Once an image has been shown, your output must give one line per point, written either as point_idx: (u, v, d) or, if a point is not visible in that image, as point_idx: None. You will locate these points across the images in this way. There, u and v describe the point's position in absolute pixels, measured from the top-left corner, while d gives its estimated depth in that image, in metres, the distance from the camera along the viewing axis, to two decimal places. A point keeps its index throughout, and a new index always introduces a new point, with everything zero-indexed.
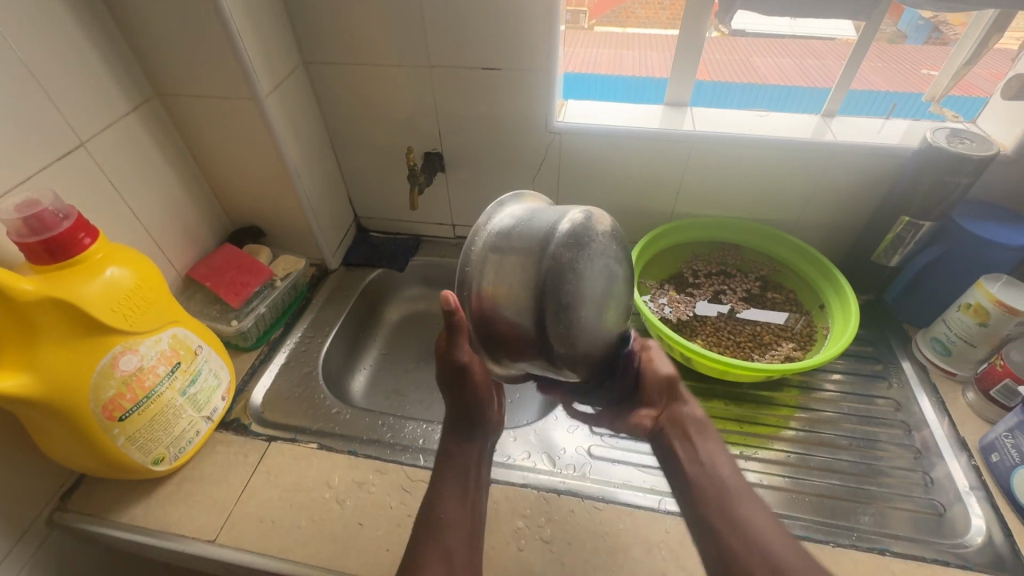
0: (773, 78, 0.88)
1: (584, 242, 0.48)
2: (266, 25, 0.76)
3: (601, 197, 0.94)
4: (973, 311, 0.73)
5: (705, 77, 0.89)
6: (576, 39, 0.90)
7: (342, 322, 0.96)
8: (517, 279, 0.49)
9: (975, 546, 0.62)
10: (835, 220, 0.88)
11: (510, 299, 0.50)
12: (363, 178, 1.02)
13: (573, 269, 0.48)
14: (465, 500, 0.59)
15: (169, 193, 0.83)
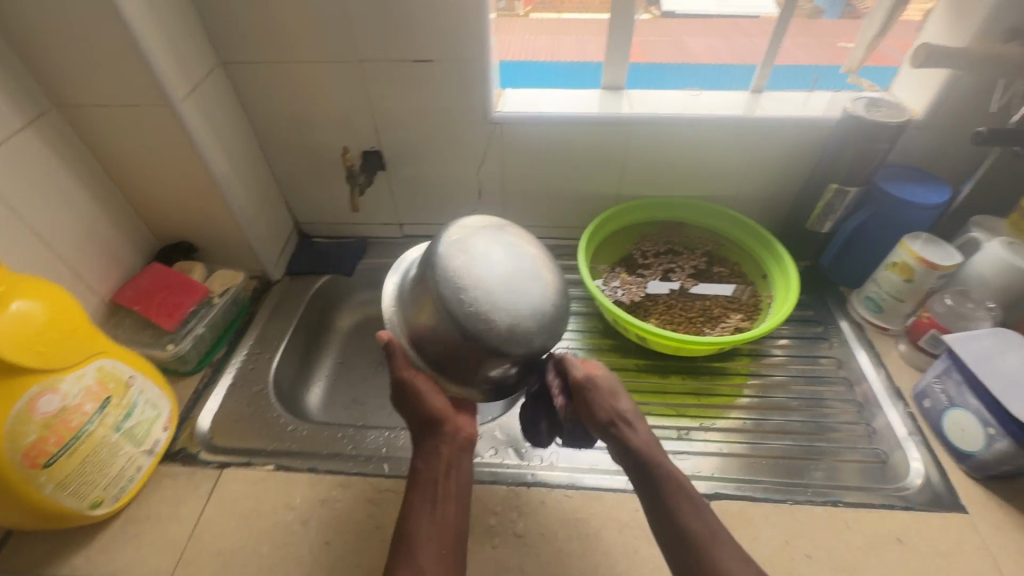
0: (705, 57, 0.92)
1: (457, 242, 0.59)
2: (173, 24, 0.70)
3: (548, 184, 0.94)
4: (898, 269, 0.78)
5: (640, 59, 0.93)
6: (514, 28, 0.94)
7: (290, 335, 0.91)
8: (427, 304, 0.59)
9: (914, 488, 0.67)
10: (772, 192, 0.92)
11: (430, 317, 0.59)
12: (300, 182, 0.97)
13: (458, 258, 0.57)
14: (439, 512, 0.58)
15: (82, 213, 0.76)
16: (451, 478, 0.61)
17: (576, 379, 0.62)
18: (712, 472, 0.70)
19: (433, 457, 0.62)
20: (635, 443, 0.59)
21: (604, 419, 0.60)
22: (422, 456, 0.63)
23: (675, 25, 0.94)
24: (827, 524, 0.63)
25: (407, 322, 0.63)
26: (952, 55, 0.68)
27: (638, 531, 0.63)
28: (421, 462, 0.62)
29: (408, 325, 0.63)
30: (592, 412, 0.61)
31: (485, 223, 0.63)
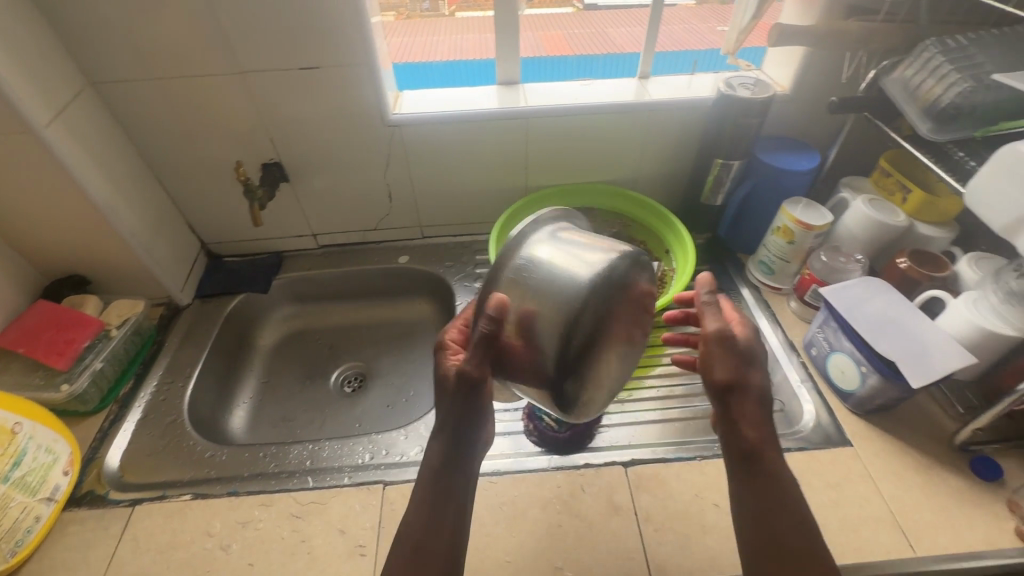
0: (630, 48, 0.96)
1: (624, 290, 0.53)
2: (25, 44, 0.66)
3: (457, 182, 0.95)
4: (782, 233, 0.85)
5: (570, 53, 0.96)
6: (443, 29, 1.00)
7: (205, 359, 0.88)
8: (549, 309, 0.50)
9: (808, 430, 0.73)
10: (668, 172, 0.97)
11: (547, 327, 0.51)
12: (200, 202, 0.94)
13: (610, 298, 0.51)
14: (434, 510, 0.53)
15: None
16: (457, 475, 0.55)
17: (711, 329, 0.56)
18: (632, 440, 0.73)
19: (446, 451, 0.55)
20: (751, 426, 0.55)
21: (731, 388, 0.55)
22: (442, 444, 0.56)
23: (596, 19, 1.01)
24: None
25: (520, 295, 0.51)
26: (799, 33, 0.74)
27: (560, 506, 0.65)
28: (435, 447, 0.56)
29: (520, 300, 0.51)
30: (719, 370, 0.55)
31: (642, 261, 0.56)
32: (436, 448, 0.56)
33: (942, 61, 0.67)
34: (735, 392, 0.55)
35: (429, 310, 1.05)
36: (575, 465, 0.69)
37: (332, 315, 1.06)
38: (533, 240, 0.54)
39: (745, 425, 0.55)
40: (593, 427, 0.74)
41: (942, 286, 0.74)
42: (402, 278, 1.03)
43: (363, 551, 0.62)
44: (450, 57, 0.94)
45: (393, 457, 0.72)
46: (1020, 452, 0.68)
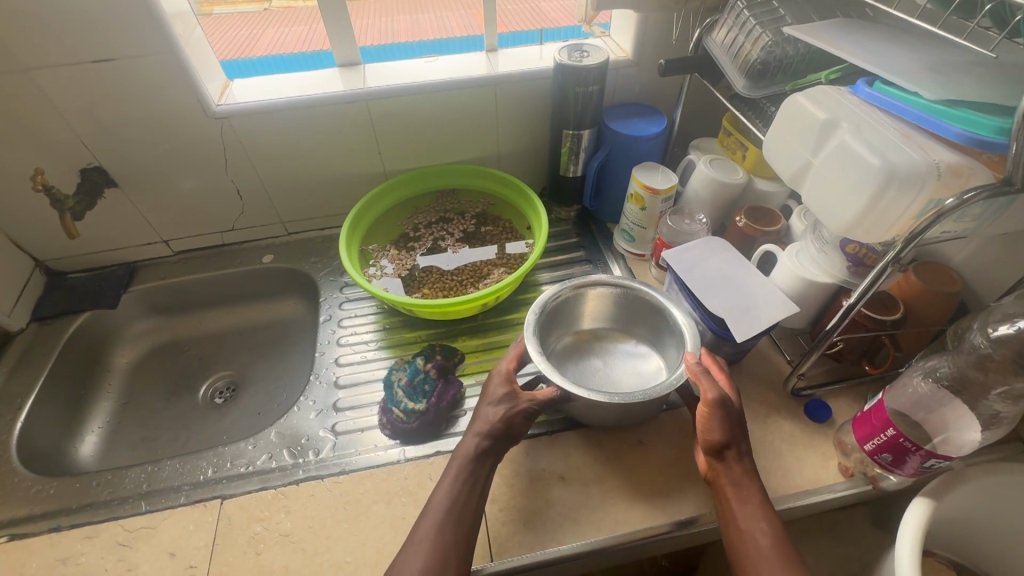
0: (563, 19, 0.96)
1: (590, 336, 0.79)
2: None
3: (309, 173, 0.91)
4: (635, 199, 0.85)
5: (504, 29, 0.94)
6: (307, 18, 0.93)
7: (41, 387, 0.81)
8: (592, 309, 0.77)
9: (657, 375, 0.73)
10: (528, 147, 0.96)
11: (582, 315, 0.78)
12: (19, 216, 0.85)
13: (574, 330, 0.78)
14: (470, 488, 0.58)
15: None
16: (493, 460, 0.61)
17: (713, 393, 0.59)
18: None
19: (490, 442, 0.61)
20: (740, 461, 0.59)
21: (730, 434, 0.59)
22: (485, 439, 0.61)
23: None
24: (581, 444, 0.69)
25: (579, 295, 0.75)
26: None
27: (406, 498, 0.64)
28: (474, 438, 0.61)
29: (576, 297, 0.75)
30: (717, 426, 0.59)
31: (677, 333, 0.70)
32: (477, 439, 0.61)
33: (747, 18, 0.68)
34: (735, 434, 0.59)
35: (302, 309, 1.01)
36: (425, 454, 0.68)
37: (200, 324, 1.01)
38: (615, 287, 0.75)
39: (737, 464, 0.59)
40: (452, 411, 0.73)
41: (776, 240, 0.77)
42: (269, 278, 0.99)
43: (194, 572, 0.59)
44: (289, 44, 0.90)
45: (238, 468, 0.69)
46: (849, 391, 0.71)
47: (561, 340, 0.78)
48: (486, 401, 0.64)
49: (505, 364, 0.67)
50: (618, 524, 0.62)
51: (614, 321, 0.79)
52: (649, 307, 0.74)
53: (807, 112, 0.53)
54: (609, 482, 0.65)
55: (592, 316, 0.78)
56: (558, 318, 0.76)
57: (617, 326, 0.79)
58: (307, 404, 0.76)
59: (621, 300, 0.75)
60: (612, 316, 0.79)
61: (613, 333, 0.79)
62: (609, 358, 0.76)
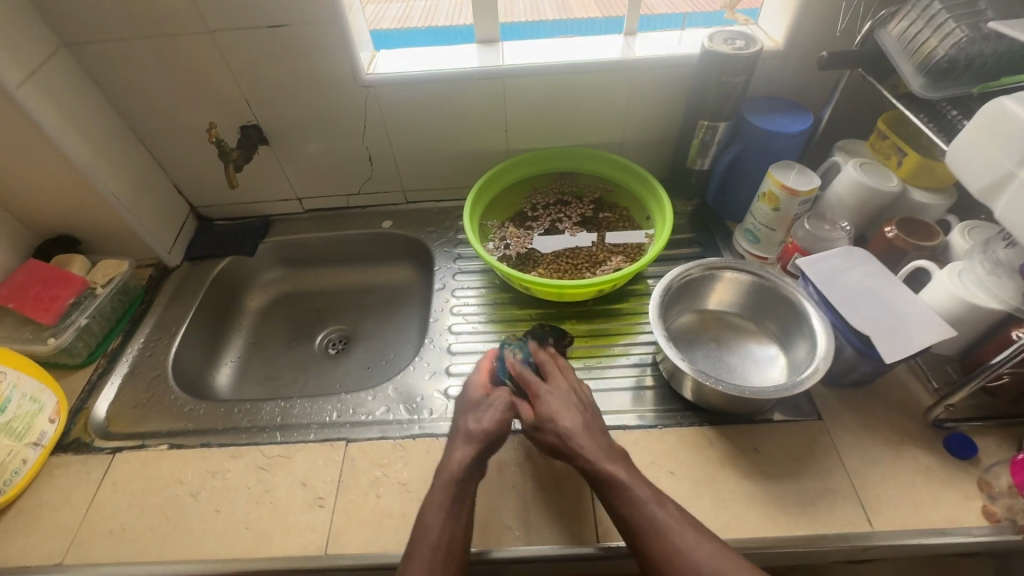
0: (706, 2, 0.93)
1: (713, 318, 0.77)
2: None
3: (436, 146, 0.94)
4: (767, 199, 0.81)
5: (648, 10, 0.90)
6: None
7: (191, 319, 0.91)
8: (720, 292, 0.76)
9: (774, 373, 0.70)
10: (654, 135, 0.93)
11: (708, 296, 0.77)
12: (184, 165, 0.95)
13: (698, 307, 0.77)
14: (454, 511, 0.56)
15: None
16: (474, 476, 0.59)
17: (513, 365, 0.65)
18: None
19: (474, 454, 0.60)
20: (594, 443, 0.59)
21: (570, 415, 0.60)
22: (469, 447, 0.60)
23: None
24: (692, 442, 0.67)
25: (709, 276, 0.74)
26: None
27: (516, 469, 0.66)
28: (458, 454, 0.60)
29: (704, 277, 0.74)
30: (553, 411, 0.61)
31: (812, 333, 0.67)
32: (462, 452, 0.60)
33: (938, 11, 0.62)
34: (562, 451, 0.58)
35: (412, 275, 1.06)
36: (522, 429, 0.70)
37: (319, 279, 1.08)
38: (750, 275, 0.73)
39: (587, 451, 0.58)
40: None
41: (930, 256, 0.71)
42: (386, 242, 1.04)
43: (321, 503, 0.64)
44: (418, 23, 0.91)
45: (358, 415, 0.74)
46: (998, 429, 0.65)
47: (680, 316, 0.77)
48: (467, 412, 0.64)
49: (477, 373, 0.68)
50: (729, 528, 0.60)
51: (741, 310, 0.76)
52: (785, 303, 0.71)
53: (1017, 118, 0.48)
54: (722, 484, 0.64)
55: (714, 297, 0.76)
56: (687, 294, 0.76)
57: (738, 311, 0.76)
58: (422, 364, 0.80)
59: (755, 288, 0.73)
60: (741, 304, 0.76)
61: (732, 316, 0.77)
62: (725, 340, 0.75)
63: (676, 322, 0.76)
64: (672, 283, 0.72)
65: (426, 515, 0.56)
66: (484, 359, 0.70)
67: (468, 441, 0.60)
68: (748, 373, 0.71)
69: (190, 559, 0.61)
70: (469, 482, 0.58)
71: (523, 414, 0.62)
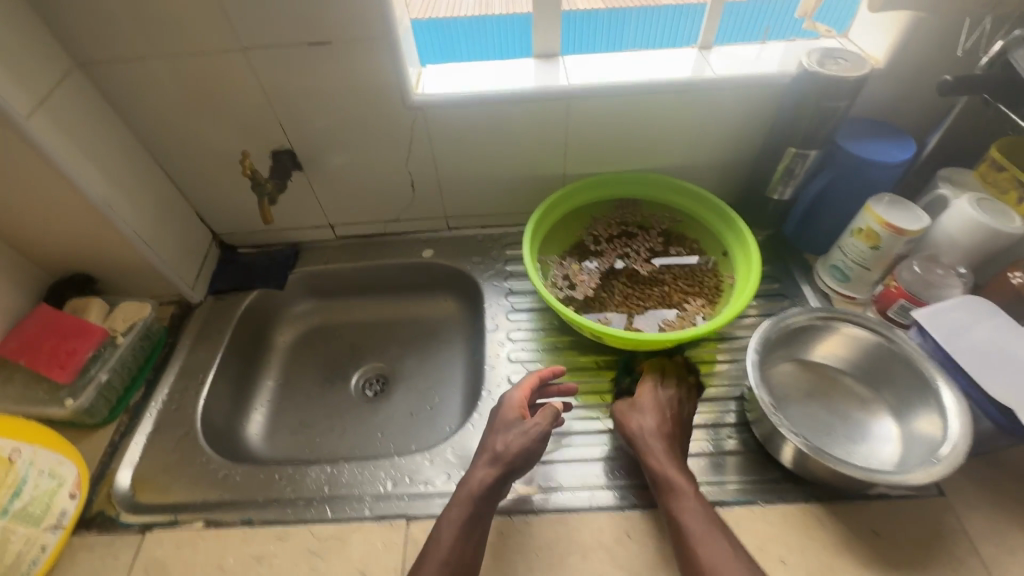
0: None
1: (819, 375, 0.69)
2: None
3: (486, 170, 0.85)
4: (864, 236, 0.73)
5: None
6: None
7: (220, 364, 0.83)
8: (829, 343, 0.68)
9: (889, 450, 0.62)
10: (728, 159, 0.84)
11: (813, 346, 0.69)
12: (208, 191, 0.86)
13: (803, 359, 0.69)
14: (468, 532, 0.56)
15: None
16: (495, 500, 0.59)
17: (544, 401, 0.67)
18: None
19: (497, 476, 0.60)
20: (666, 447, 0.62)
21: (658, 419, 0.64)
22: (490, 471, 0.60)
23: None
24: (800, 522, 0.60)
25: (820, 324, 0.67)
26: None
27: (603, 554, 0.59)
28: (481, 472, 0.60)
29: (814, 325, 0.67)
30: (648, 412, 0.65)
31: (943, 408, 0.58)
32: (485, 471, 0.60)
33: None
34: (636, 445, 0.63)
35: (455, 308, 0.97)
36: (549, 502, 0.63)
37: (353, 311, 0.99)
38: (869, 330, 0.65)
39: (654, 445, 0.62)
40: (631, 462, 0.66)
41: None
42: (428, 272, 0.95)
43: None
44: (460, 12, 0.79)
45: (417, 486, 0.66)
46: None
47: (778, 367, 0.69)
48: (497, 429, 0.64)
49: (516, 393, 0.68)
50: None
51: (852, 370, 0.68)
52: (910, 369, 0.63)
53: None
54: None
55: (821, 348, 0.69)
56: (793, 342, 0.69)
57: (844, 367, 0.68)
58: (481, 422, 0.72)
59: (873, 347, 0.66)
60: (851, 363, 0.68)
61: (837, 372, 0.69)
62: (830, 401, 0.67)
63: (773, 375, 0.68)
64: (769, 334, 0.65)
65: (440, 531, 0.56)
66: (529, 377, 0.70)
67: (492, 463, 0.61)
68: (856, 443, 0.63)
69: None
70: (487, 505, 0.58)
71: (617, 406, 0.68)
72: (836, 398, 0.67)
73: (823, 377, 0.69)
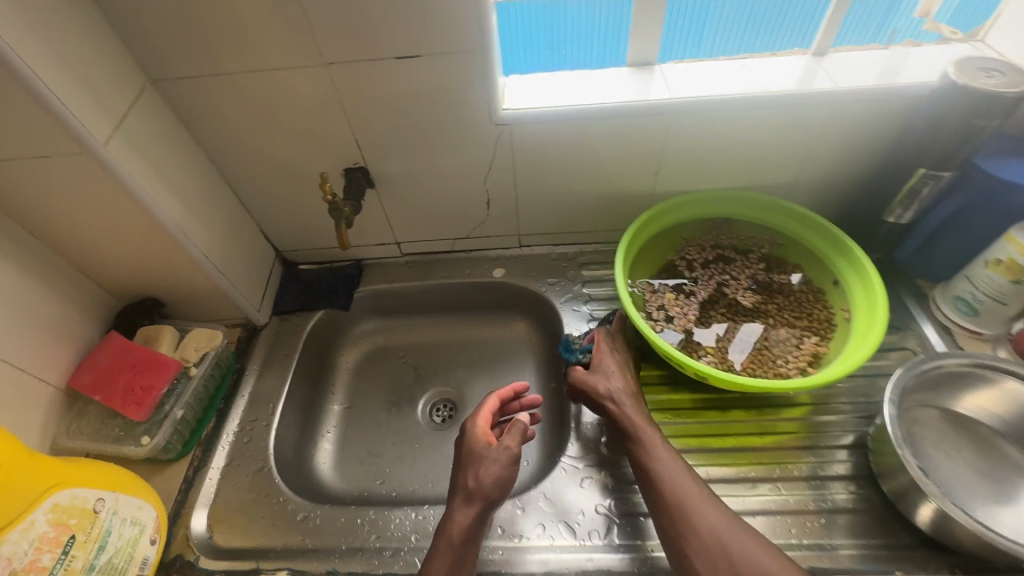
0: None
1: (967, 429, 0.62)
2: (62, 35, 0.52)
3: (568, 187, 0.80)
4: (1004, 268, 0.65)
5: None
6: None
7: (289, 391, 0.79)
8: (980, 395, 0.62)
9: None
10: (838, 176, 0.77)
11: (961, 395, 0.63)
12: (275, 208, 0.82)
13: (950, 411, 0.63)
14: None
15: (21, 293, 0.61)
16: (476, 541, 0.58)
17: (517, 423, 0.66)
18: (778, 535, 0.60)
19: (476, 515, 0.58)
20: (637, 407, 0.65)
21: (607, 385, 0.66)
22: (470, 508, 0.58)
23: None
24: None
25: (972, 372, 0.61)
26: None
27: None
28: (460, 518, 0.58)
29: (966, 372, 0.61)
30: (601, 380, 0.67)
31: None
32: (463, 515, 0.58)
33: None
34: (607, 406, 0.65)
35: (526, 329, 0.92)
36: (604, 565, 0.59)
37: (417, 331, 0.95)
38: None
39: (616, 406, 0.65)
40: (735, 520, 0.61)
41: None
42: (498, 292, 0.90)
43: None
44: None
45: (511, 538, 0.62)
46: None
47: (916, 412, 0.63)
48: (467, 464, 0.62)
49: (477, 422, 0.66)
50: None
51: (1008, 430, 0.61)
52: None
53: None
54: None
55: (972, 399, 0.62)
56: (938, 389, 0.63)
57: (999, 425, 0.61)
58: (570, 466, 0.68)
59: None
60: (1007, 422, 0.61)
61: (986, 429, 0.62)
62: (976, 458, 0.60)
63: (910, 421, 0.63)
64: (907, 380, 0.60)
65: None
66: (489, 400, 0.69)
67: (475, 502, 0.59)
68: (1005, 505, 0.57)
69: None
70: (469, 547, 0.57)
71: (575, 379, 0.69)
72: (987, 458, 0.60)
73: (972, 433, 0.62)
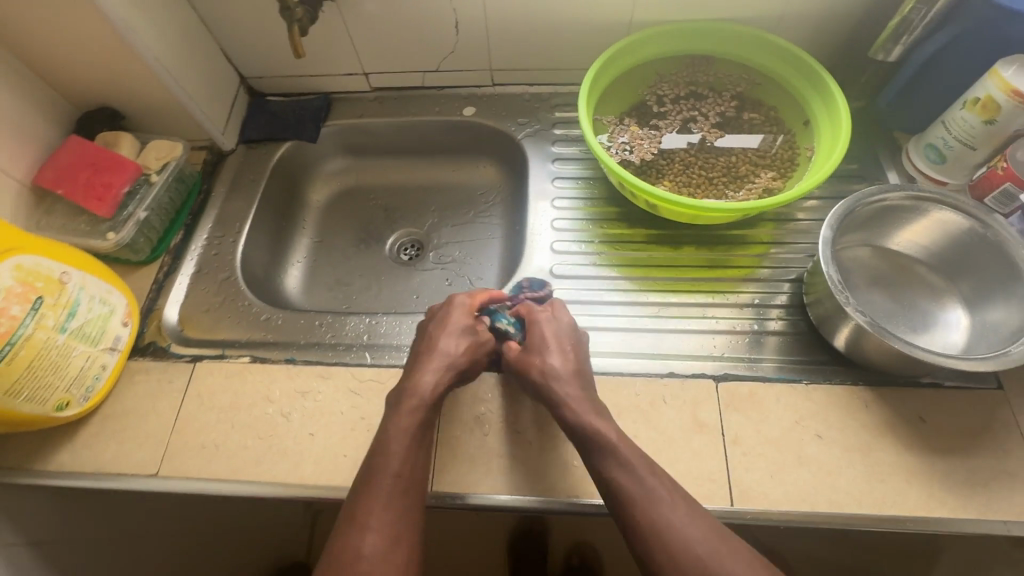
0: None
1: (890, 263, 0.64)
2: None
3: (540, 12, 0.75)
4: (980, 108, 0.62)
5: None
6: None
7: (255, 214, 0.81)
8: (911, 228, 0.63)
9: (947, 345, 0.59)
10: (832, 7, 0.71)
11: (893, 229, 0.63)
12: (232, 23, 0.78)
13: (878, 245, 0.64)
14: (419, 439, 0.53)
15: None
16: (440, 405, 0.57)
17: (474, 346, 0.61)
18: (704, 350, 0.64)
19: (447, 381, 0.58)
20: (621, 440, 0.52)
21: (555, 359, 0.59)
22: (448, 374, 0.58)
23: None
24: (845, 403, 0.59)
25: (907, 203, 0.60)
26: None
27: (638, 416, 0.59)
28: (430, 378, 0.57)
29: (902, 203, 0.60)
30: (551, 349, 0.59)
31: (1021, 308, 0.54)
32: (436, 376, 0.57)
33: None
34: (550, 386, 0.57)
35: (495, 176, 0.92)
36: None
37: (387, 172, 0.94)
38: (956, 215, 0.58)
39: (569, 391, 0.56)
40: (667, 331, 0.65)
41: None
42: (467, 132, 0.88)
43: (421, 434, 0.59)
44: None
45: None
46: None
47: (849, 249, 0.64)
48: (448, 331, 0.60)
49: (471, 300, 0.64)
50: (884, 503, 0.54)
51: (929, 260, 0.63)
52: (997, 261, 0.57)
53: None
54: (877, 455, 0.56)
55: (903, 232, 0.63)
56: (872, 223, 0.63)
57: (922, 255, 0.63)
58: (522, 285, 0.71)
59: (957, 234, 0.60)
60: (931, 253, 0.63)
61: (910, 259, 0.64)
62: (894, 287, 0.63)
63: (843, 256, 0.64)
64: (845, 212, 0.59)
65: (388, 441, 0.53)
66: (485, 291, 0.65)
67: (445, 365, 0.58)
68: (921, 329, 0.60)
69: (290, 483, 0.58)
70: (434, 410, 0.56)
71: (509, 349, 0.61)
72: (902, 290, 0.63)
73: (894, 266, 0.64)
